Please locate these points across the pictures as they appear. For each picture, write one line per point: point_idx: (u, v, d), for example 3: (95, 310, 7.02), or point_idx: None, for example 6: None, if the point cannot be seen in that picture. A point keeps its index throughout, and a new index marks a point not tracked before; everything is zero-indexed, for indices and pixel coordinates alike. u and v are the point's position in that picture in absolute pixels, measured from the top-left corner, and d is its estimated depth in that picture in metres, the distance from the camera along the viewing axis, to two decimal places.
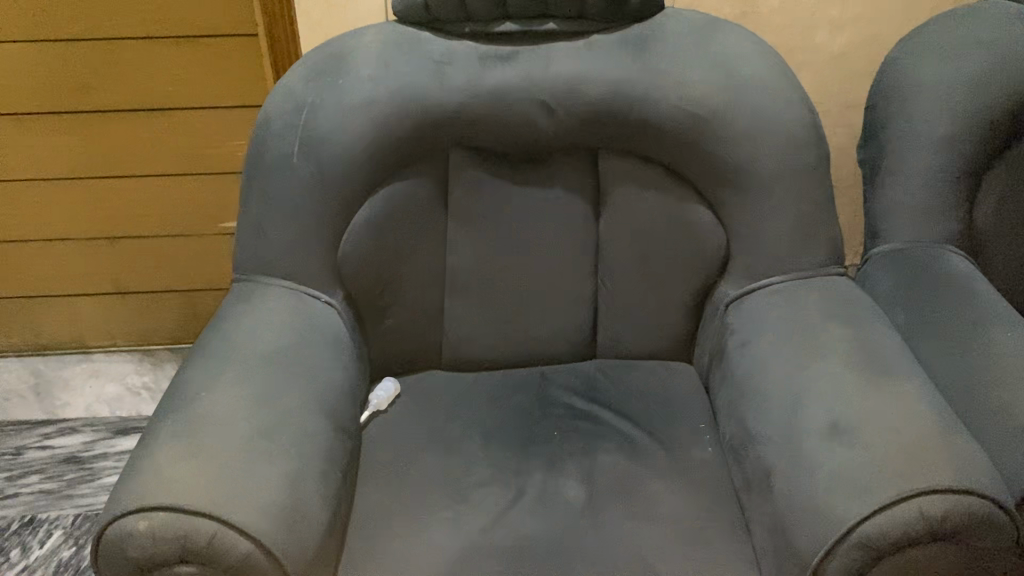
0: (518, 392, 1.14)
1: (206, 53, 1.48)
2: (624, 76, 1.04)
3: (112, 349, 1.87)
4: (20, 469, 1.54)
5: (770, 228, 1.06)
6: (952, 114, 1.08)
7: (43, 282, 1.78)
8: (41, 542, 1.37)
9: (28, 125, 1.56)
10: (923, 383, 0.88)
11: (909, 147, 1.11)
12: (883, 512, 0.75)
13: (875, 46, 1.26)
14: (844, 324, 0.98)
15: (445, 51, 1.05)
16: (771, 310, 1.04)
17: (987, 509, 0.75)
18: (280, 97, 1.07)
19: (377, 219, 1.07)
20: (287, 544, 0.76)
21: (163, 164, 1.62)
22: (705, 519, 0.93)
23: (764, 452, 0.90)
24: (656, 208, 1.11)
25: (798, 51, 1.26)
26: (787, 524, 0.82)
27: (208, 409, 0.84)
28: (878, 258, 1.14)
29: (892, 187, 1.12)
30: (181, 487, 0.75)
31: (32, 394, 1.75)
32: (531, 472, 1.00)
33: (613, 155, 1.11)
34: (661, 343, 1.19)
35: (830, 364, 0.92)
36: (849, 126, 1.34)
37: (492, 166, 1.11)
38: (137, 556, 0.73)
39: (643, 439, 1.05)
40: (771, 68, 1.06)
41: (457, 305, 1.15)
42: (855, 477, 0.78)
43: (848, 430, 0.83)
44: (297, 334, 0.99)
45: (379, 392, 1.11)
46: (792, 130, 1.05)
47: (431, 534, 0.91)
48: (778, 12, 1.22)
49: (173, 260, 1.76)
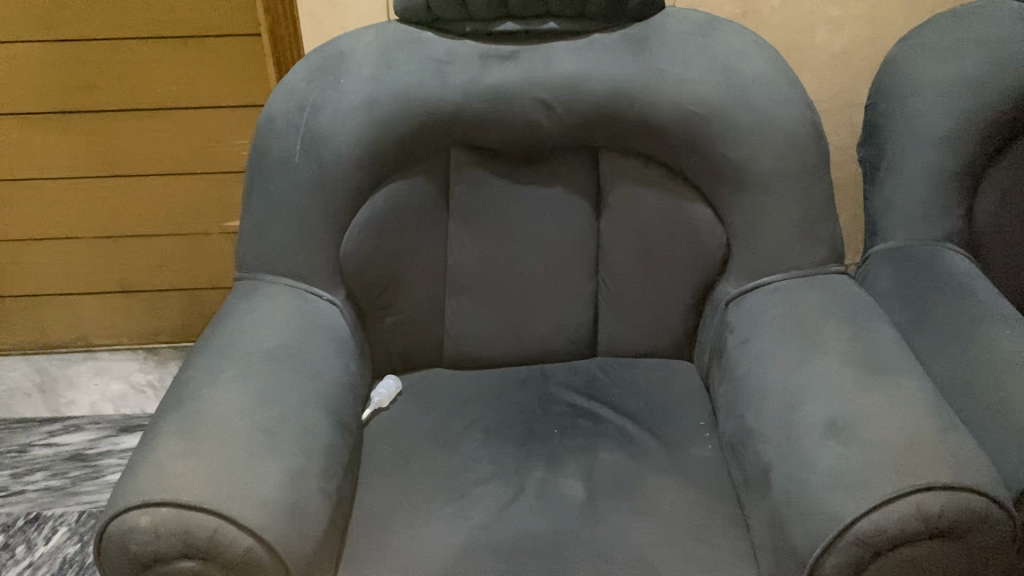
0: (519, 390, 1.15)
1: (209, 53, 1.49)
2: (624, 76, 1.04)
3: (117, 347, 1.89)
4: (25, 466, 1.55)
5: (770, 226, 1.06)
6: (952, 113, 1.08)
7: (48, 281, 1.79)
8: (46, 539, 1.38)
9: (34, 125, 1.57)
10: (921, 380, 0.89)
11: (909, 145, 1.11)
12: (880, 508, 0.75)
13: (876, 45, 1.26)
14: (843, 322, 0.98)
15: (446, 51, 1.05)
16: (771, 308, 1.04)
17: (984, 506, 0.75)
18: (282, 97, 1.07)
19: (378, 218, 1.08)
20: (288, 540, 0.77)
21: (167, 164, 1.63)
22: (705, 516, 0.93)
23: (762, 450, 0.90)
24: (656, 207, 1.11)
25: (799, 51, 1.26)
26: (785, 521, 0.83)
27: (211, 406, 0.85)
28: (878, 256, 1.14)
29: (892, 186, 1.12)
30: (184, 483, 0.76)
31: (37, 391, 1.76)
32: (531, 470, 1.00)
33: (613, 154, 1.12)
34: (661, 341, 1.19)
35: (829, 362, 0.92)
36: (850, 125, 1.34)
37: (493, 165, 1.11)
38: (139, 551, 0.74)
39: (643, 436, 1.05)
40: (771, 67, 1.06)
41: (458, 304, 1.16)
42: (853, 474, 0.79)
43: (846, 427, 0.84)
44: (299, 332, 1.00)
45: (380, 390, 1.12)
46: (792, 128, 1.05)
47: (432, 530, 0.92)
48: (778, 11, 1.22)
49: (177, 259, 1.77)
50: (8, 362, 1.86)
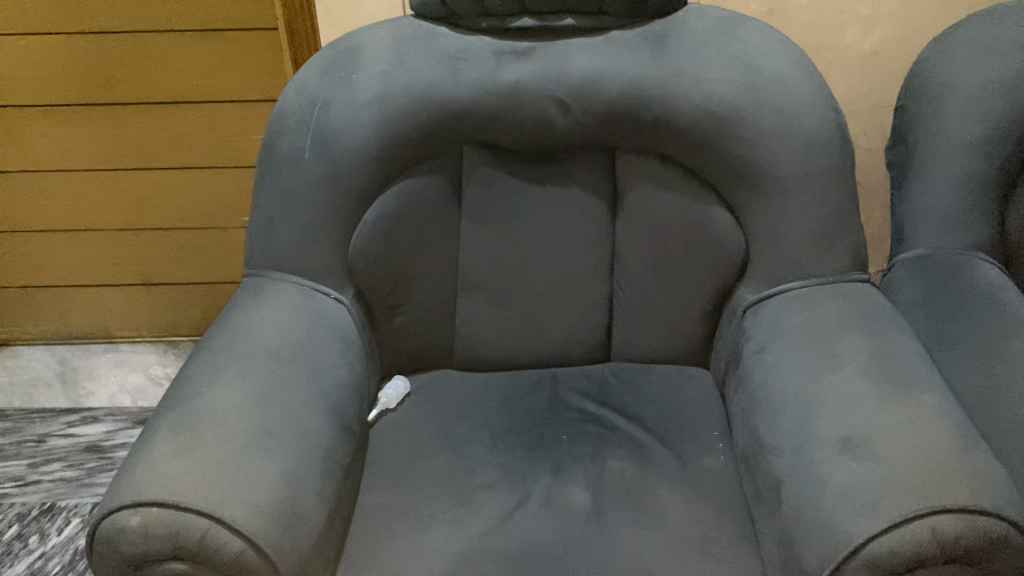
0: (529, 394, 1.13)
1: (227, 46, 1.49)
2: (642, 74, 1.01)
3: (137, 339, 1.90)
4: (42, 457, 1.56)
5: (789, 231, 1.03)
6: (984, 117, 1.03)
7: (70, 273, 1.81)
8: (59, 530, 1.39)
9: (56, 117, 1.59)
10: (944, 396, 0.85)
11: (939, 149, 1.06)
12: (893, 530, 0.72)
13: (909, 44, 1.21)
14: (863, 332, 0.94)
15: (460, 47, 1.03)
16: (789, 316, 1.01)
17: (1005, 531, 0.71)
18: (294, 92, 1.06)
19: (388, 217, 1.06)
20: (282, 544, 0.76)
21: (185, 159, 1.64)
22: (714, 529, 0.90)
23: (775, 463, 0.87)
24: (672, 209, 1.08)
25: (827, 49, 1.22)
26: (796, 539, 0.79)
27: (211, 405, 0.84)
28: (904, 264, 1.10)
29: (919, 192, 1.08)
30: (177, 482, 0.75)
31: (58, 382, 1.78)
32: (537, 476, 0.98)
33: (629, 154, 1.09)
34: (675, 347, 1.16)
35: (846, 373, 0.89)
36: (880, 127, 1.29)
37: (507, 164, 1.09)
38: (129, 551, 0.73)
39: (654, 446, 1.02)
40: (795, 66, 1.03)
41: (469, 304, 1.14)
42: (868, 493, 0.75)
43: (861, 443, 0.80)
44: (303, 331, 0.99)
45: (389, 390, 1.11)
46: (815, 130, 1.01)
47: (432, 536, 0.90)
48: (806, 9, 1.19)
49: (196, 252, 1.77)
50: (31, 352, 1.89)
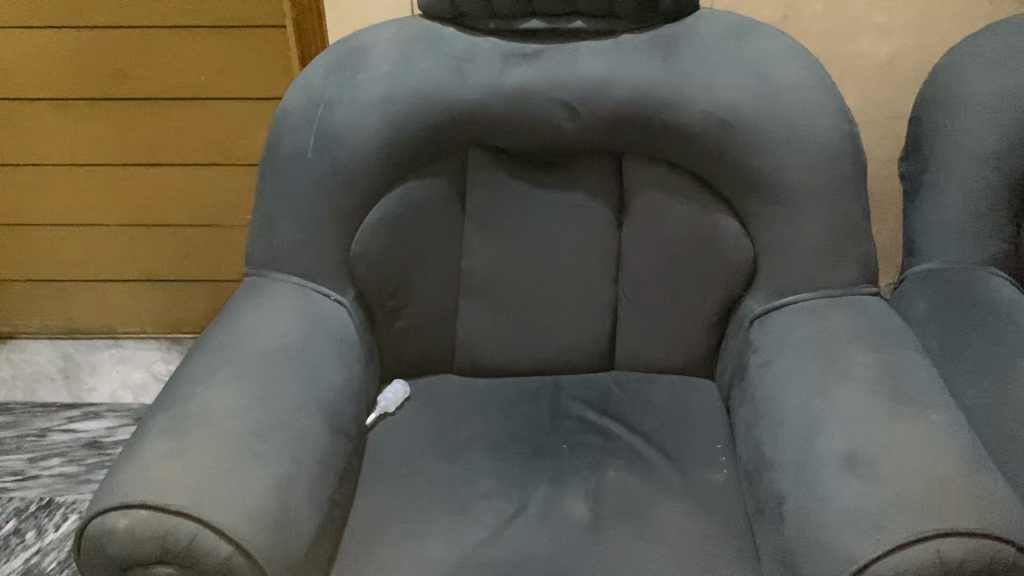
0: (530, 401, 1.11)
1: (235, 43, 1.49)
2: (650, 79, 1.00)
3: (141, 335, 1.90)
4: (42, 452, 1.56)
5: (797, 242, 1.01)
6: (1001, 131, 1.01)
7: (76, 268, 1.80)
8: (56, 526, 1.39)
9: (65, 111, 1.59)
10: (954, 416, 0.82)
11: (954, 163, 1.04)
12: (896, 553, 0.70)
13: (925, 54, 1.19)
14: (871, 347, 0.92)
15: (467, 48, 1.02)
16: (796, 329, 0.99)
17: (1012, 557, 0.69)
18: (298, 91, 1.05)
19: (391, 218, 1.05)
20: (270, 551, 0.74)
21: (191, 156, 1.63)
22: (714, 544, 0.88)
23: (779, 480, 0.85)
24: (680, 217, 1.06)
25: (841, 58, 1.20)
26: (797, 557, 0.77)
27: (204, 407, 0.83)
28: (916, 278, 1.08)
29: (933, 205, 1.06)
30: (166, 485, 0.74)
31: (61, 376, 1.78)
32: (535, 486, 0.96)
33: (636, 160, 1.07)
34: (680, 357, 1.14)
35: (854, 389, 0.87)
36: (894, 137, 1.27)
37: (513, 168, 1.08)
38: (116, 553, 0.72)
39: (654, 457, 1.01)
40: (807, 74, 1.01)
41: (472, 309, 1.12)
42: (872, 513, 0.73)
43: (866, 462, 0.78)
44: (301, 333, 0.97)
45: (387, 395, 1.09)
46: (827, 140, 0.99)
47: (426, 544, 0.88)
48: (820, 17, 1.17)
49: (200, 249, 1.77)
50: (36, 346, 1.89)
